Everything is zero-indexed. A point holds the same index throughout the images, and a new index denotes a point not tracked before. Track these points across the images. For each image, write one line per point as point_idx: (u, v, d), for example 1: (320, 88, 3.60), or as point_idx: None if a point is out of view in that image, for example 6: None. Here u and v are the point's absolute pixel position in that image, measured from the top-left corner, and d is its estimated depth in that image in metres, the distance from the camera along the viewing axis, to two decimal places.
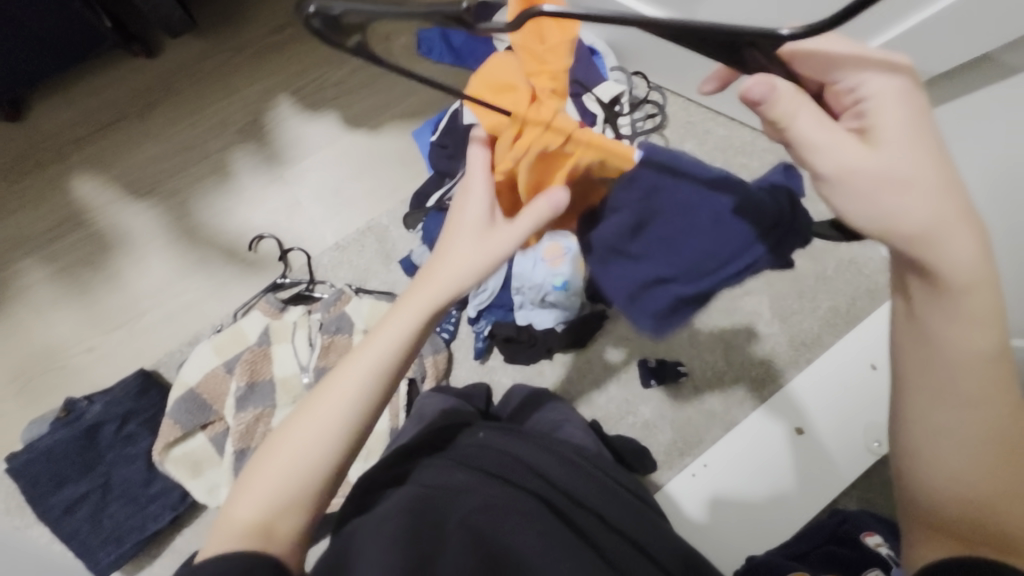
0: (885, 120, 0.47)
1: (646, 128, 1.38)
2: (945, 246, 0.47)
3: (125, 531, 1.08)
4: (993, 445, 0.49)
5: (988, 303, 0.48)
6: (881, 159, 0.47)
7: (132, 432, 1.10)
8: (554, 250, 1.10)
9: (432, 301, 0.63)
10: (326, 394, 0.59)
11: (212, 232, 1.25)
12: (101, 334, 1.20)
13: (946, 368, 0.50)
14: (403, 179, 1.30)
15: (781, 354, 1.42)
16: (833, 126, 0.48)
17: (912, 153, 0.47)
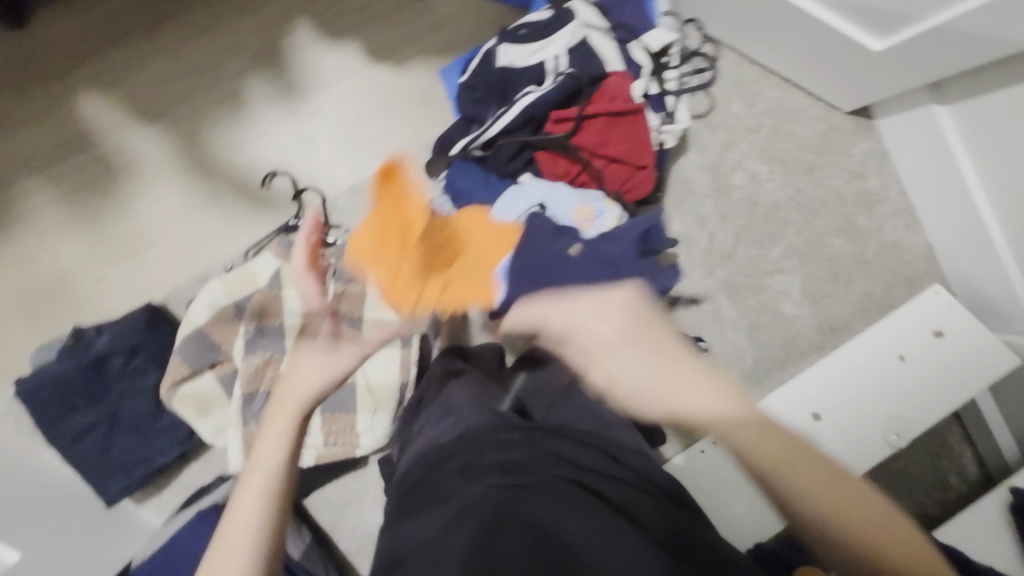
0: (617, 354, 0.60)
1: (692, 84, 1.32)
2: (686, 398, 0.59)
3: (133, 463, 1.08)
4: (836, 488, 0.59)
5: (749, 410, 0.60)
6: (621, 382, 0.60)
7: (139, 367, 1.07)
8: (586, 212, 1.03)
9: (295, 409, 0.74)
10: (235, 513, 0.67)
11: (224, 166, 1.19)
12: (109, 264, 1.16)
13: (773, 468, 0.59)
14: (426, 123, 1.22)
15: (805, 337, 1.37)
16: (594, 359, 0.62)
17: (635, 376, 0.60)
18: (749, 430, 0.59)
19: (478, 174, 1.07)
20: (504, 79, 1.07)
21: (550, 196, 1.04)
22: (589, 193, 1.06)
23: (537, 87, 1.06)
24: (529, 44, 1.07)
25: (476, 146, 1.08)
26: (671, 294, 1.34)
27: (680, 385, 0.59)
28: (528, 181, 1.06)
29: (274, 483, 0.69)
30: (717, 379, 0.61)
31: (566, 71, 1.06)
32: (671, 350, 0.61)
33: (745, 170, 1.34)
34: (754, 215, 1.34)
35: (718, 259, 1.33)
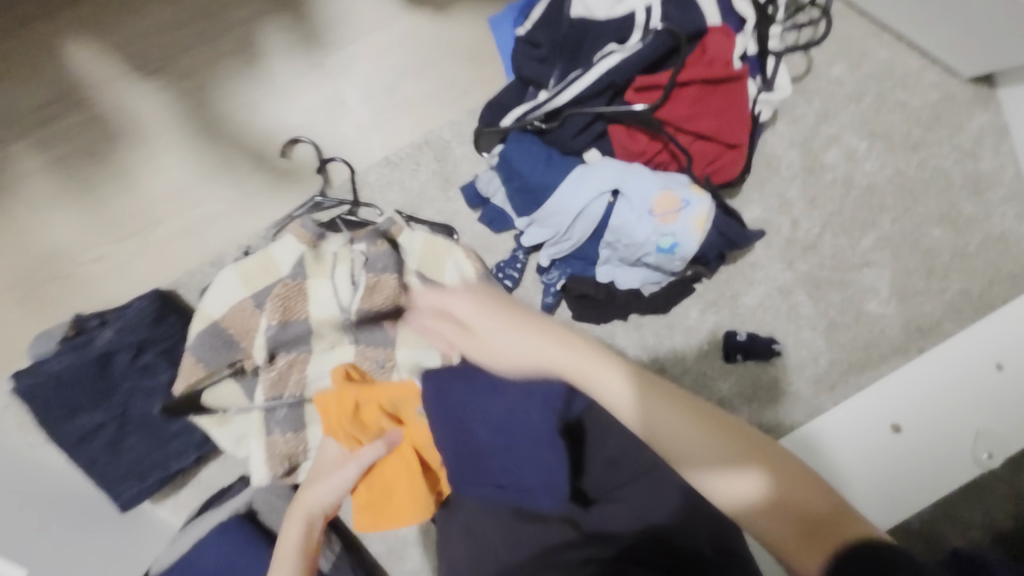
0: (472, 318, 0.61)
1: (789, 43, 1.15)
2: (596, 382, 0.56)
3: (147, 466, 0.97)
4: (741, 442, 0.51)
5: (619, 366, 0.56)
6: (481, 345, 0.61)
7: (148, 364, 0.94)
8: (667, 202, 0.87)
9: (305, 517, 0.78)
10: None
11: (237, 130, 1.02)
12: (113, 242, 1.02)
13: (656, 417, 0.53)
14: (471, 82, 1.05)
15: (888, 338, 1.21)
16: (455, 334, 0.64)
17: (513, 332, 0.59)
18: (641, 401, 0.53)
19: (538, 152, 0.90)
20: (580, 33, 0.88)
21: (623, 181, 0.88)
22: (669, 176, 0.89)
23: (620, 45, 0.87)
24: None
25: (537, 118, 0.89)
26: (743, 288, 1.18)
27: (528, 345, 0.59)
28: (598, 160, 0.89)
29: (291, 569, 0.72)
30: (569, 335, 0.59)
31: (656, 26, 0.87)
32: (537, 324, 0.59)
33: (840, 146, 1.15)
34: (848, 198, 1.17)
35: (800, 250, 1.17)
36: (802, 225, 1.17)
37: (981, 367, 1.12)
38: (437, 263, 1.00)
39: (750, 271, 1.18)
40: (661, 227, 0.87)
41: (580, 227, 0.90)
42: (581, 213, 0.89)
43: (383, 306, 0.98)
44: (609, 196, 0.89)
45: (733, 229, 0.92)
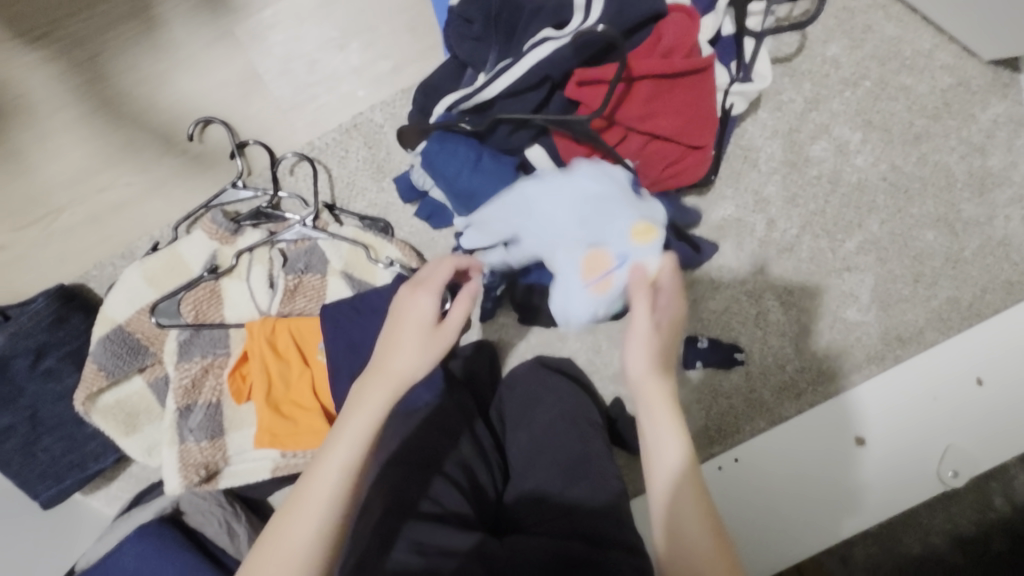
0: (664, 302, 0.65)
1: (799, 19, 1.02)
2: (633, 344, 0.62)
3: (63, 468, 0.93)
4: (707, 540, 0.57)
5: (677, 429, 0.61)
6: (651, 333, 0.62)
7: (52, 368, 0.89)
8: (598, 265, 0.68)
9: (390, 389, 0.64)
10: (305, 490, 0.60)
11: (141, 107, 0.91)
12: (12, 230, 0.92)
13: (676, 473, 0.60)
14: (409, 57, 0.93)
15: (864, 346, 1.08)
16: (637, 309, 0.63)
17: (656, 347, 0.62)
18: (669, 419, 0.61)
19: (461, 152, 0.78)
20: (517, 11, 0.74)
21: (551, 226, 0.72)
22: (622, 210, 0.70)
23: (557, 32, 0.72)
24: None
25: (465, 115, 0.76)
26: (710, 291, 1.08)
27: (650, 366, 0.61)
28: (537, 188, 0.73)
29: (352, 470, 0.61)
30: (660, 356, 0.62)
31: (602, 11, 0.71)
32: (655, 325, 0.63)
33: (829, 137, 1.06)
34: (831, 196, 1.06)
35: (773, 251, 1.06)
36: (779, 225, 1.06)
37: (961, 382, 1.03)
38: (365, 269, 0.93)
39: (718, 273, 1.08)
40: (596, 298, 0.69)
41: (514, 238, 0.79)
42: None
43: (306, 308, 0.92)
44: None
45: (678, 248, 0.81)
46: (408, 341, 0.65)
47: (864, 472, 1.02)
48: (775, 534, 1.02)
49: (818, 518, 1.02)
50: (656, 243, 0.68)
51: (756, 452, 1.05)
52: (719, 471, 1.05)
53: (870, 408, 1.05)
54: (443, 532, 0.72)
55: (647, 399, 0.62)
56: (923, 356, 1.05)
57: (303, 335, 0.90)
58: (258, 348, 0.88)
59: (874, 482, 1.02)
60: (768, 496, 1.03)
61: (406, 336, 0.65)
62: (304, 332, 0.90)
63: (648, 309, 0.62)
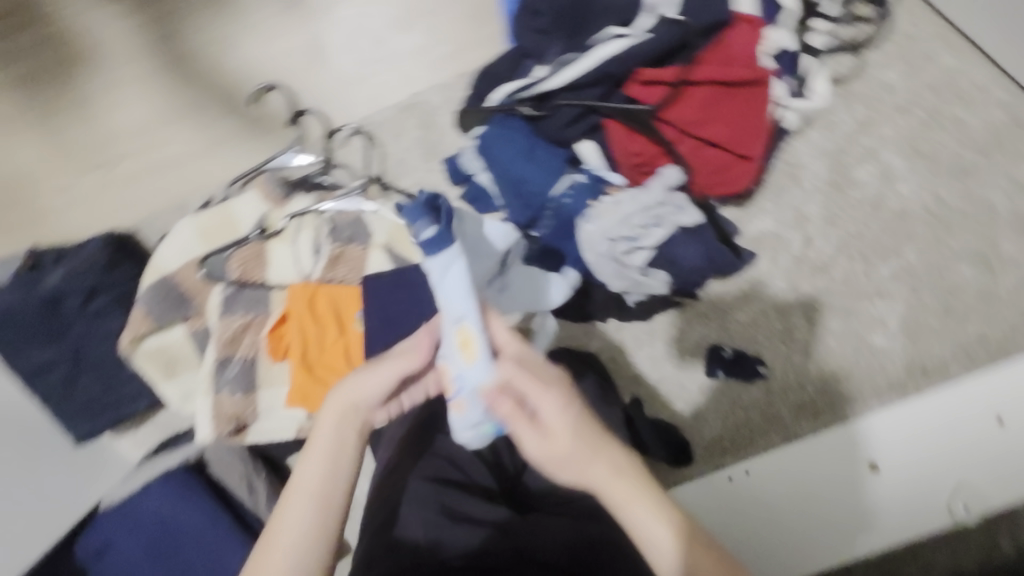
0: (542, 406, 0.51)
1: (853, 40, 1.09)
2: (530, 439, 0.51)
3: (101, 406, 0.97)
4: None
5: (654, 504, 0.51)
6: (545, 442, 0.51)
7: (101, 309, 0.92)
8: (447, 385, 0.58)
9: (351, 420, 0.57)
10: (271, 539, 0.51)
11: (211, 67, 0.97)
12: (75, 174, 0.97)
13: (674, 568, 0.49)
14: (472, 44, 0.96)
15: (886, 373, 1.05)
16: (518, 422, 0.51)
17: (558, 442, 0.51)
18: (642, 498, 0.50)
19: (516, 140, 0.80)
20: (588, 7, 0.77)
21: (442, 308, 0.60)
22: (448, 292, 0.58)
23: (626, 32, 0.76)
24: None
25: (527, 101, 0.80)
26: (739, 303, 1.09)
27: (590, 460, 0.50)
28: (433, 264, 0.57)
29: (324, 499, 0.53)
30: (589, 428, 0.51)
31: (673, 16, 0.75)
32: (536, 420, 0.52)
33: (875, 163, 1.07)
34: (872, 220, 1.07)
35: (806, 270, 1.07)
36: (816, 244, 1.07)
37: (980, 420, 0.97)
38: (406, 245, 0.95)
39: (749, 286, 1.09)
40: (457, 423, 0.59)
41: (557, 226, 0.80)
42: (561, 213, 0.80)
43: (346, 278, 0.94)
44: (594, 200, 0.78)
45: (720, 252, 0.80)
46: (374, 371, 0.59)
47: (879, 509, 0.95)
48: (787, 555, 0.94)
49: (834, 542, 0.94)
50: (478, 342, 0.56)
51: (769, 465, 1.00)
52: (730, 481, 1.00)
53: (890, 433, 0.99)
54: (452, 495, 0.67)
55: (586, 485, 0.51)
56: (947, 387, 1.00)
57: (342, 303, 0.92)
58: (295, 312, 0.91)
59: (894, 510, 0.94)
60: (779, 513, 0.96)
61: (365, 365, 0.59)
62: (342, 301, 0.92)
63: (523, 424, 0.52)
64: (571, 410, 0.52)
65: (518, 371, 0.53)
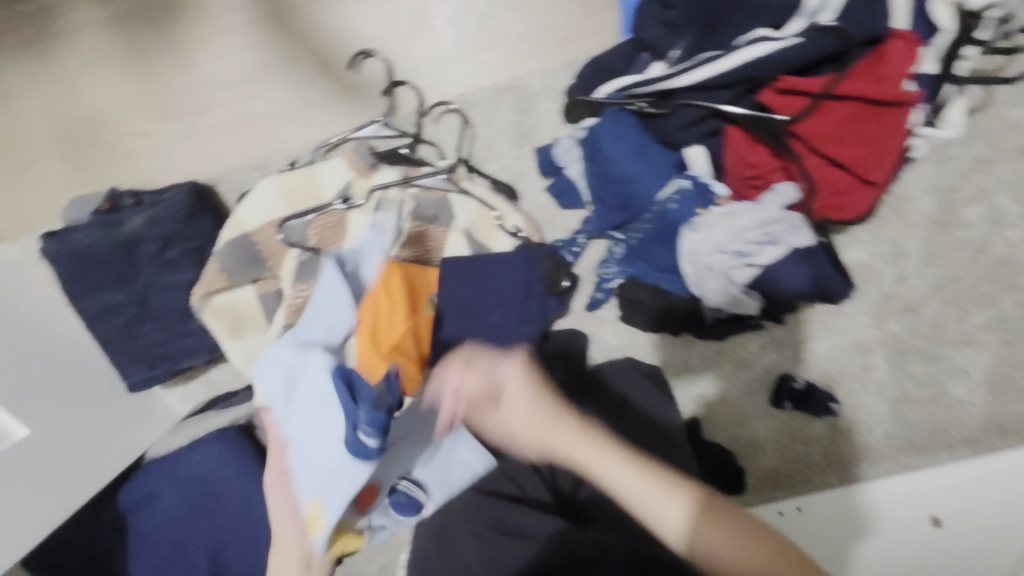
0: (478, 378, 0.61)
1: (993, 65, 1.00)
2: (490, 416, 0.62)
3: (156, 357, 0.95)
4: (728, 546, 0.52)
5: (620, 458, 0.56)
6: (502, 405, 0.60)
7: (174, 259, 0.90)
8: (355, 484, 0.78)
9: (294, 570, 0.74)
10: None
11: (308, 25, 0.93)
12: (158, 119, 0.95)
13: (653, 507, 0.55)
14: (582, 28, 0.90)
15: (962, 428, 1.02)
16: (450, 403, 0.64)
17: (508, 416, 0.60)
18: (618, 463, 0.56)
19: (626, 136, 0.76)
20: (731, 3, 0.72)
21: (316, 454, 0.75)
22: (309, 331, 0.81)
23: (771, 35, 0.71)
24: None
25: (646, 97, 0.76)
26: (818, 333, 1.05)
27: (540, 431, 0.58)
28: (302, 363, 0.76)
29: None
30: (536, 400, 0.59)
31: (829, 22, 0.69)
32: (486, 391, 0.61)
33: (987, 204, 1.00)
34: (975, 264, 1.00)
35: (894, 308, 1.02)
36: (910, 282, 1.02)
37: None
38: (488, 231, 0.92)
39: (831, 317, 1.04)
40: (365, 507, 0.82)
41: (655, 230, 0.78)
42: (662, 218, 0.77)
43: (422, 258, 0.93)
44: (701, 209, 0.76)
45: (830, 277, 0.76)
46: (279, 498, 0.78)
47: (925, 551, 0.95)
48: None
49: None
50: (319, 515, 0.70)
51: (820, 501, 1.02)
52: (778, 512, 1.03)
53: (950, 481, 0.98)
54: (503, 509, 0.73)
55: (550, 454, 0.59)
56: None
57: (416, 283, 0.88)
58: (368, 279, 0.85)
59: (950, 561, 0.94)
60: (825, 547, 0.98)
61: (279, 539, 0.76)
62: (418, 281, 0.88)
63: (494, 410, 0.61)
64: (517, 375, 0.60)
65: (450, 356, 0.64)
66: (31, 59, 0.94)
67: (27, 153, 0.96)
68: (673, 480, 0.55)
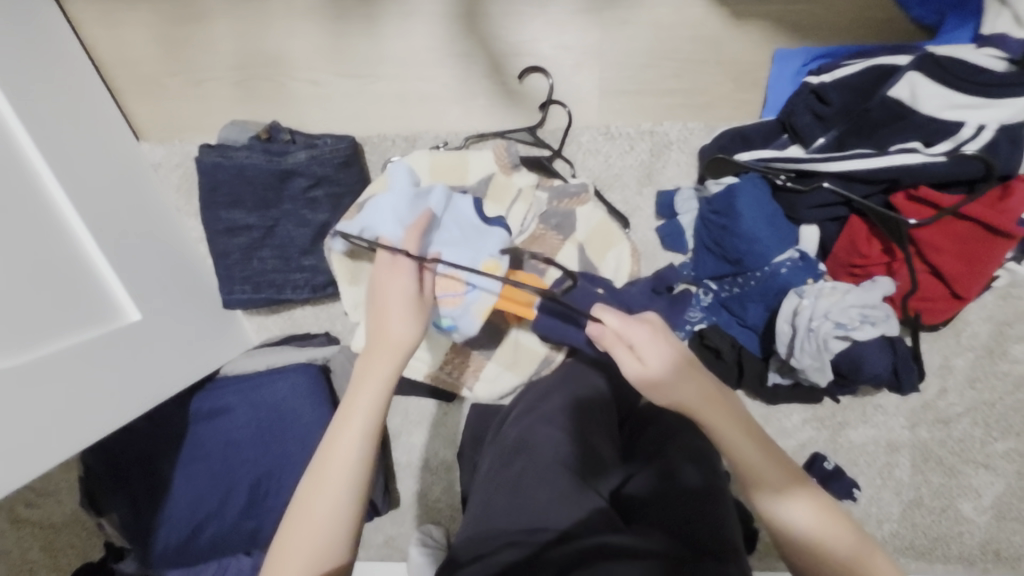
0: (618, 318, 0.71)
1: None
2: (624, 360, 0.70)
3: (266, 283, 1.01)
4: (796, 495, 0.62)
5: (718, 404, 0.67)
6: (626, 343, 0.70)
7: (315, 200, 0.97)
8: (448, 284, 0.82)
9: (396, 355, 0.68)
10: (346, 413, 0.64)
11: (491, 28, 1.01)
12: (330, 73, 1.03)
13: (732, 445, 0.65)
14: (729, 99, 1.01)
15: (961, 545, 1.14)
16: (611, 330, 0.71)
17: (631, 363, 0.69)
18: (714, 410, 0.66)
19: (754, 199, 0.88)
20: (889, 113, 0.81)
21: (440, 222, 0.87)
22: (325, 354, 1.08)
23: (924, 147, 0.79)
24: (951, 92, 0.78)
25: (788, 172, 0.86)
26: (856, 422, 1.13)
27: (677, 392, 0.66)
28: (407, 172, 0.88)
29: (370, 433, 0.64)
30: (666, 336, 0.70)
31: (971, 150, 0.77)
32: (619, 332, 0.70)
33: None
34: (1010, 398, 1.10)
35: (930, 418, 1.11)
36: (951, 398, 1.11)
37: None
38: (603, 246, 0.99)
39: (871, 409, 1.12)
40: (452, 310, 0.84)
41: (757, 288, 0.91)
42: (770, 279, 0.89)
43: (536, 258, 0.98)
44: (810, 281, 0.87)
45: (905, 368, 0.85)
46: (396, 314, 0.69)
47: None
48: None
49: None
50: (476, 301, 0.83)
51: None
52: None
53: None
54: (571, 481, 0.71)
55: (650, 383, 0.68)
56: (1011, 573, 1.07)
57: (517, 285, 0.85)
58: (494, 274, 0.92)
59: None
60: None
61: (392, 310, 0.69)
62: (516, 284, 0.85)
63: (636, 365, 0.69)
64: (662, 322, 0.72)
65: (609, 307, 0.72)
66: None
67: (203, 69, 1.03)
68: (750, 426, 0.66)
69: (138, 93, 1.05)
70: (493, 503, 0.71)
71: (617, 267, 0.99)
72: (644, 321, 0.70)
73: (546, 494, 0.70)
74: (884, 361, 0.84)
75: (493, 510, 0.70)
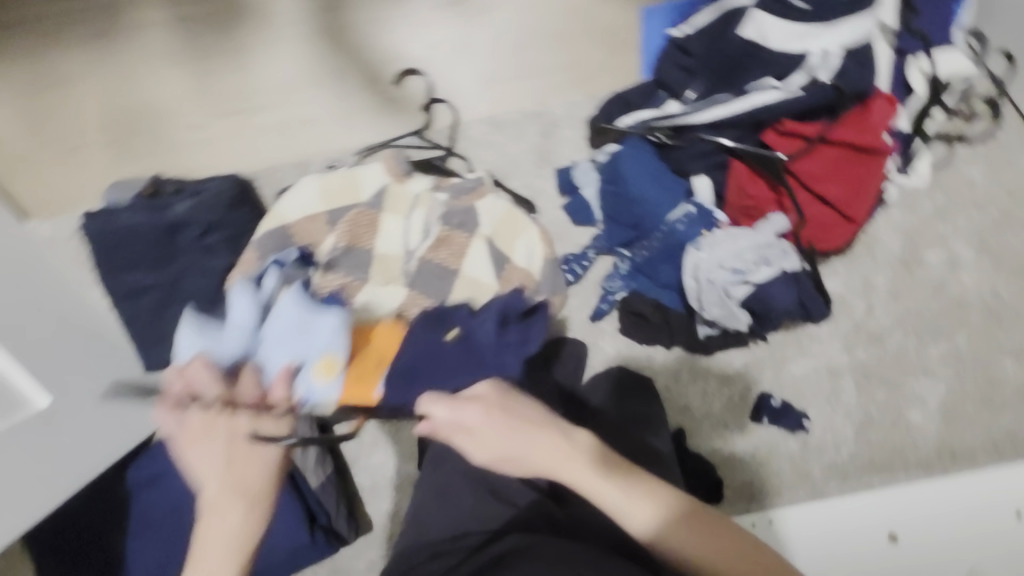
0: (448, 401, 0.63)
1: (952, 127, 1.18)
2: (466, 446, 0.62)
3: (180, 339, 0.95)
4: (685, 533, 0.57)
5: (579, 458, 0.60)
6: (461, 422, 0.62)
7: (210, 246, 0.94)
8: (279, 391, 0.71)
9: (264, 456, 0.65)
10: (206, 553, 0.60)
11: (361, 46, 1.03)
12: (207, 114, 1.02)
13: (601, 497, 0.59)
14: (605, 69, 1.01)
15: (917, 452, 1.08)
16: (444, 418, 0.63)
17: (477, 445, 0.62)
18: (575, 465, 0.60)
19: (641, 161, 0.88)
20: (744, 54, 0.86)
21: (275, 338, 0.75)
22: None
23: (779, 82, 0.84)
24: (789, 24, 0.85)
25: (664, 130, 0.88)
26: (796, 356, 1.12)
27: (528, 456, 0.61)
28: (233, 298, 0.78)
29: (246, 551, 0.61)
30: (504, 399, 0.63)
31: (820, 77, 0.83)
32: (451, 422, 0.62)
33: (943, 248, 1.13)
34: (933, 300, 1.12)
35: (862, 337, 1.11)
36: (878, 312, 1.12)
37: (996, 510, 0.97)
38: (512, 234, 0.96)
39: (805, 340, 1.12)
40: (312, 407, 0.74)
41: (661, 248, 0.90)
42: (670, 237, 0.89)
43: (445, 261, 0.95)
44: (705, 231, 0.87)
45: (812, 300, 0.87)
46: (242, 457, 0.64)
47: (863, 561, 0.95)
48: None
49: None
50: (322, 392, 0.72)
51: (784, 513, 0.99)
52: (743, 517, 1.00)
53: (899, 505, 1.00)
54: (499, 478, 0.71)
55: (501, 459, 0.62)
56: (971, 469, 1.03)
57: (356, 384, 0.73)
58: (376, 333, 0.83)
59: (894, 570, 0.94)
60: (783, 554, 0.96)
61: (235, 456, 0.64)
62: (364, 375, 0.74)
63: (478, 444, 0.62)
64: (501, 383, 0.66)
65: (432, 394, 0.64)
66: (99, 53, 1.03)
67: (76, 135, 1.01)
68: (619, 467, 0.60)
69: (10, 170, 1.01)
70: (425, 512, 0.71)
71: (529, 254, 0.95)
72: (475, 397, 0.63)
73: (470, 499, 0.69)
74: (793, 296, 0.86)
75: (423, 521, 0.70)
